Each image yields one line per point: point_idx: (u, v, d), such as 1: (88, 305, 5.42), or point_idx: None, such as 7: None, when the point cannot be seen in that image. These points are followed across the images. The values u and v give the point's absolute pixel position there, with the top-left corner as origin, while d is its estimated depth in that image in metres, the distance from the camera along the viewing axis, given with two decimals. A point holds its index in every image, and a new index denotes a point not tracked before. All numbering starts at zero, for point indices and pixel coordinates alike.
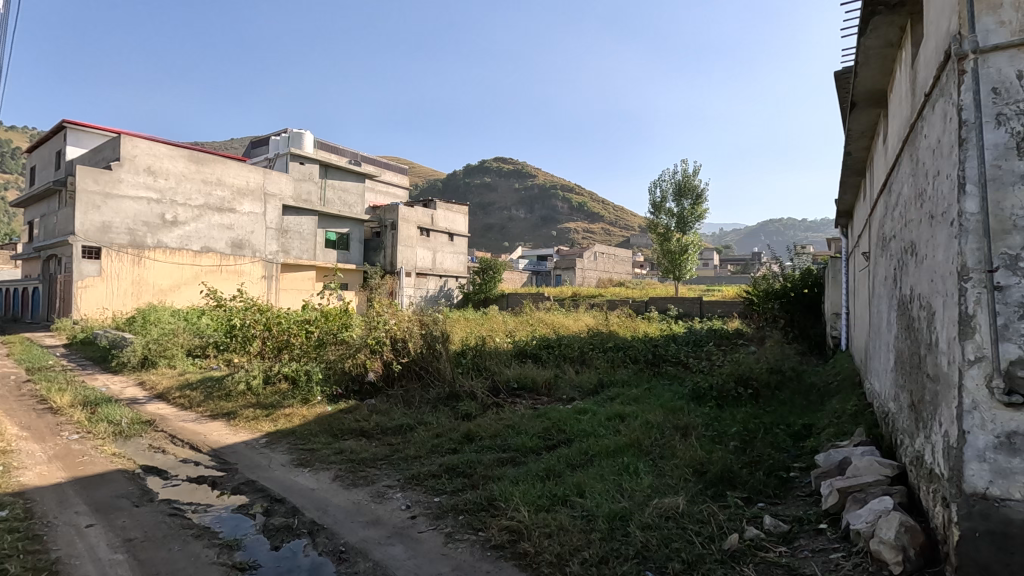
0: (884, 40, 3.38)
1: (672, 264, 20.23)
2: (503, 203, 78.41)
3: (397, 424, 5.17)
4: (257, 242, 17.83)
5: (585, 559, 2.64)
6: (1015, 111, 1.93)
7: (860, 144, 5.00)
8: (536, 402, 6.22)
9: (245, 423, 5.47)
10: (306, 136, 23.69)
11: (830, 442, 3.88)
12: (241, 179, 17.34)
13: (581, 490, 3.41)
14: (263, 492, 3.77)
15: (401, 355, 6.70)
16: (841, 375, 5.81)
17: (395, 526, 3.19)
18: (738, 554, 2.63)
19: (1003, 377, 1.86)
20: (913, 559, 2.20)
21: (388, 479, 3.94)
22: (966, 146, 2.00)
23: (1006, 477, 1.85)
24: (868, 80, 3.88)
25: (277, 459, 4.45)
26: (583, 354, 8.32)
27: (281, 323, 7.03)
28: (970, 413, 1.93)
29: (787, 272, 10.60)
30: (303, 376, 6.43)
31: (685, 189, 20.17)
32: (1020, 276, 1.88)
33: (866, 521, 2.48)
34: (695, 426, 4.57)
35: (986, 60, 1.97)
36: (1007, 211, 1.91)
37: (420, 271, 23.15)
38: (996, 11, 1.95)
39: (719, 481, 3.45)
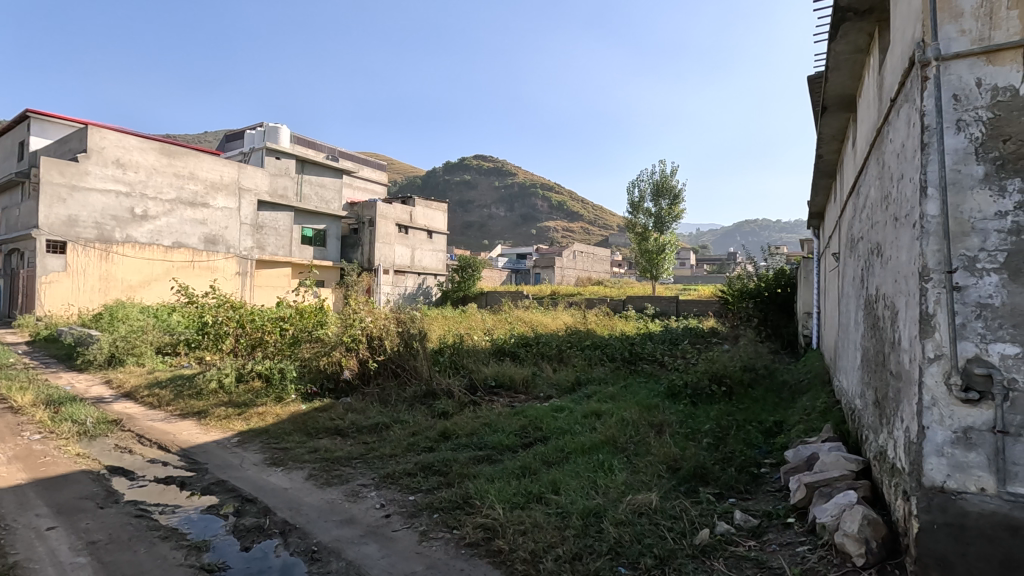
0: (853, 46, 3.46)
1: (649, 263, 20.38)
2: (483, 201, 78.36)
3: (373, 423, 5.13)
4: (231, 238, 17.48)
5: (558, 556, 2.65)
6: (974, 118, 1.99)
7: (831, 148, 5.12)
8: (514, 400, 6.24)
9: (215, 423, 5.35)
10: (283, 130, 23.35)
11: (799, 438, 3.97)
12: (214, 173, 16.99)
13: (556, 488, 3.42)
14: (234, 492, 3.70)
15: (377, 353, 6.66)
16: (811, 372, 5.97)
17: (369, 525, 3.16)
18: (709, 548, 2.67)
19: (961, 374, 1.93)
20: (875, 550, 2.26)
21: (363, 478, 3.90)
22: (928, 150, 2.06)
23: (963, 470, 1.92)
24: (839, 85, 3.98)
25: (249, 458, 4.38)
26: (561, 352, 8.35)
27: (254, 320, 6.90)
28: (929, 410, 1.99)
29: (761, 272, 10.80)
30: (277, 375, 6.34)
31: (662, 189, 20.39)
32: (977, 276, 1.95)
33: (831, 515, 2.53)
34: (670, 422, 4.64)
35: (947, 67, 2.03)
36: (965, 214, 1.97)
37: (398, 269, 22.97)
38: (958, 20, 2.01)
39: (691, 477, 3.50)
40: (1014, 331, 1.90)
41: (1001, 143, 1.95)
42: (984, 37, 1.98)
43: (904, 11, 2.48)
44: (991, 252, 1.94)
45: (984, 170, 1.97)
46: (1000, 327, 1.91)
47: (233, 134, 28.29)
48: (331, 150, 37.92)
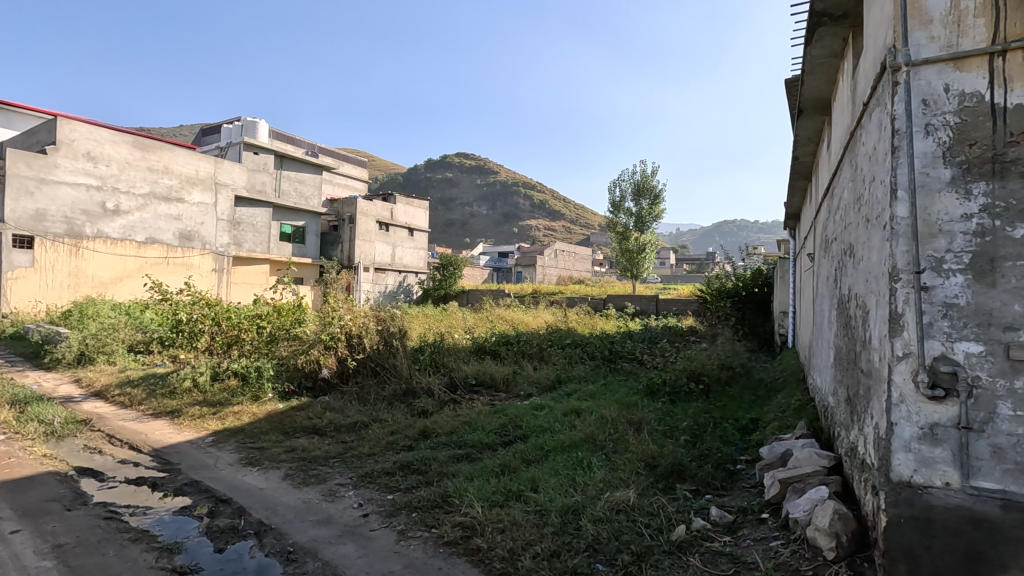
0: (828, 50, 3.53)
1: (630, 263, 20.51)
2: (465, 199, 78.16)
3: (352, 421, 5.09)
4: (207, 234, 17.12)
5: (537, 553, 2.65)
6: (942, 122, 2.04)
7: (807, 150, 5.22)
8: (494, 398, 6.23)
9: (189, 423, 5.24)
10: (261, 125, 23.05)
11: (774, 436, 4.04)
12: (190, 167, 16.64)
13: (536, 485, 3.43)
14: (208, 492, 3.64)
15: (356, 351, 6.59)
16: (786, 370, 6.07)
17: (347, 525, 3.13)
18: (685, 544, 2.70)
19: (928, 372, 1.98)
20: (845, 544, 2.30)
21: (340, 478, 3.87)
22: (898, 154, 2.11)
23: (929, 465, 1.97)
24: (814, 89, 4.05)
25: (224, 458, 4.31)
26: (541, 350, 8.37)
27: (230, 318, 6.78)
28: (897, 406, 2.04)
29: (739, 272, 10.95)
30: (254, 373, 6.26)
31: (643, 189, 20.58)
32: (944, 277, 2.00)
33: (804, 510, 2.58)
34: (648, 420, 4.69)
35: (917, 72, 2.08)
36: (933, 216, 2.03)
37: (379, 266, 22.79)
38: (927, 27, 2.06)
39: (669, 474, 3.55)
40: (977, 330, 1.96)
41: (968, 148, 2.00)
42: (951, 44, 2.03)
43: (876, 16, 2.53)
44: (957, 253, 1.99)
45: (951, 173, 2.02)
46: (965, 326, 1.97)
47: (210, 128, 27.77)
48: (310, 145, 37.44)
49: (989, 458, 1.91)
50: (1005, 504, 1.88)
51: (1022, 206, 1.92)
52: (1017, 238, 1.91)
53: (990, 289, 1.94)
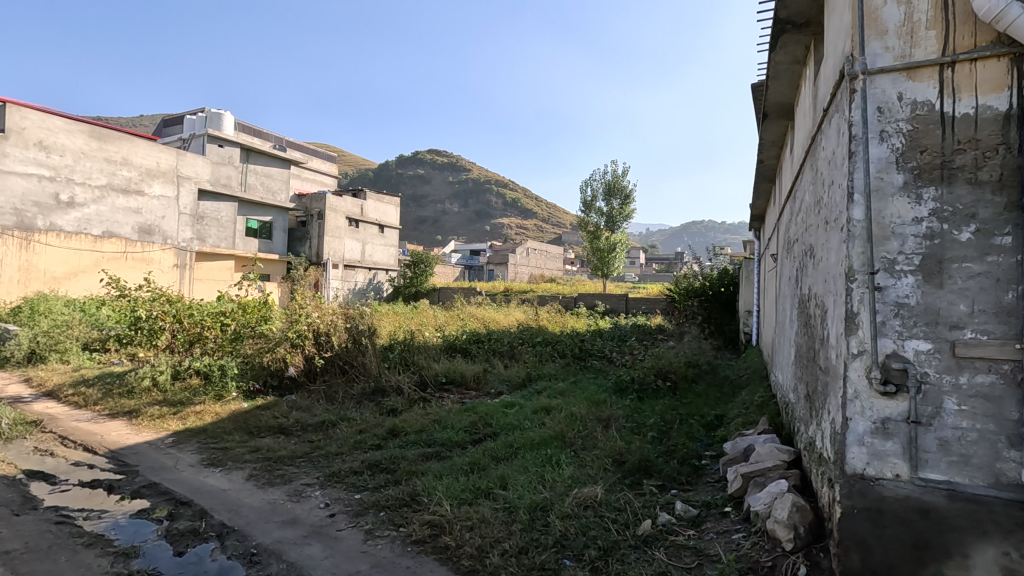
0: (791, 57, 3.63)
1: (601, 262, 20.69)
2: (437, 197, 77.58)
3: (319, 420, 5.01)
4: (168, 228, 16.56)
5: (505, 550, 2.66)
6: (895, 129, 2.13)
7: (770, 153, 5.37)
8: (464, 396, 6.23)
9: (149, 423, 5.08)
10: (226, 117, 22.45)
11: (737, 431, 4.15)
12: (150, 159, 16.09)
13: (504, 483, 3.45)
14: (167, 495, 3.53)
15: (324, 349, 6.50)
16: (750, 368, 6.25)
17: (313, 525, 3.09)
18: (651, 538, 2.76)
19: (880, 369, 2.07)
20: (802, 535, 2.38)
21: (307, 478, 3.81)
22: (855, 159, 2.19)
23: (880, 458, 2.06)
24: (778, 94, 4.16)
25: (185, 459, 4.19)
26: (513, 348, 8.40)
27: (192, 315, 6.57)
28: (852, 402, 2.13)
29: (706, 272, 11.17)
30: (217, 372, 6.10)
31: (614, 189, 20.80)
32: (896, 277, 2.09)
33: (764, 503, 2.65)
34: (617, 417, 4.76)
35: (873, 81, 2.16)
36: (887, 219, 2.11)
37: (348, 263, 22.49)
38: (883, 38, 2.15)
39: (636, 470, 3.61)
40: (926, 329, 2.05)
41: (919, 154, 2.09)
42: (905, 54, 2.12)
43: (836, 25, 2.62)
44: (908, 255, 2.08)
45: (903, 178, 2.11)
46: (914, 325, 2.06)
47: (172, 119, 26.87)
48: (278, 139, 36.65)
49: (936, 451, 2.00)
50: (950, 494, 1.98)
51: (967, 210, 2.02)
52: (961, 241, 2.02)
53: (939, 290, 2.04)
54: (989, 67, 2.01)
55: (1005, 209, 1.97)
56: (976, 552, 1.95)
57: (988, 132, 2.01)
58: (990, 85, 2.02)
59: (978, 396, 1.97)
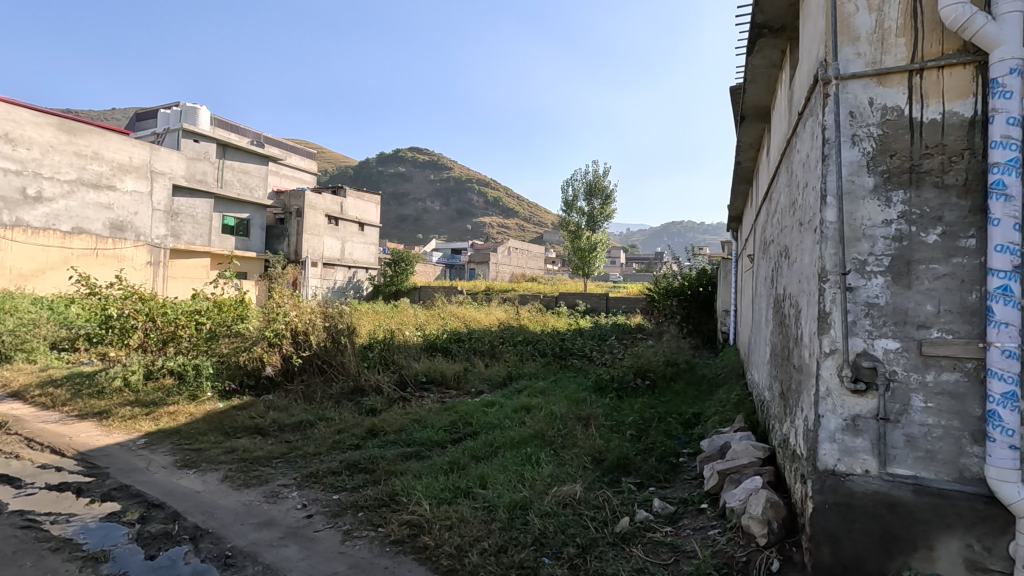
0: (767, 61, 3.69)
1: (582, 262, 20.80)
2: (418, 195, 77.11)
3: (297, 420, 4.95)
4: (141, 225, 16.17)
5: (484, 549, 2.66)
6: (866, 134, 2.18)
7: (748, 155, 5.46)
8: (445, 395, 6.21)
9: (120, 423, 4.97)
10: (202, 112, 22.02)
11: (714, 429, 4.22)
12: (123, 154, 15.69)
13: (484, 482, 3.44)
14: (139, 497, 3.45)
15: (302, 348, 6.41)
16: (728, 366, 6.34)
17: (290, 527, 3.05)
18: (629, 535, 2.78)
19: (851, 367, 2.12)
20: (775, 530, 2.43)
21: (283, 478, 3.76)
22: (828, 162, 2.23)
23: (851, 454, 2.11)
24: (755, 97, 4.24)
25: (157, 461, 4.10)
26: (493, 347, 8.40)
27: (166, 314, 6.43)
28: (824, 400, 2.17)
29: (685, 272, 11.30)
30: (192, 371, 5.99)
31: (595, 189, 20.92)
32: (866, 278, 2.14)
33: (739, 499, 2.69)
34: (596, 416, 4.79)
35: (845, 86, 2.21)
36: (858, 221, 2.16)
37: (327, 262, 22.23)
38: (854, 44, 2.20)
39: (615, 468, 3.64)
40: (895, 328, 2.10)
41: (889, 158, 2.14)
42: (876, 61, 2.18)
43: (810, 31, 2.67)
44: (878, 257, 2.13)
45: (874, 182, 2.16)
46: (884, 324, 2.11)
47: (145, 113, 26.24)
48: (256, 135, 36.06)
49: (904, 447, 2.06)
50: (917, 488, 2.04)
51: (934, 213, 2.08)
52: (929, 243, 2.08)
53: (907, 290, 2.10)
54: (955, 75, 2.08)
55: (970, 212, 2.04)
56: (940, 544, 2.02)
57: (954, 137, 2.07)
58: (957, 92, 2.08)
59: (943, 393, 2.03)
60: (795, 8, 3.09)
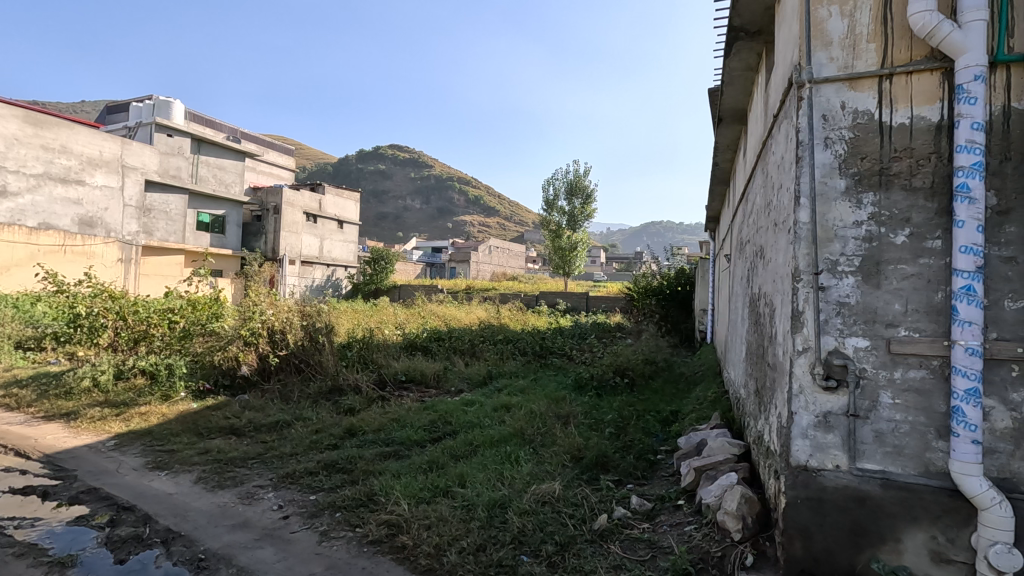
0: (744, 64, 3.75)
1: (562, 261, 20.91)
2: (398, 193, 76.51)
3: (273, 420, 4.88)
4: (112, 221, 15.73)
5: (462, 548, 2.66)
6: (838, 137, 2.23)
7: (725, 157, 5.54)
8: (424, 394, 6.17)
9: (88, 425, 4.83)
10: (176, 106, 21.56)
11: (691, 426, 4.27)
12: (92, 148, 15.26)
13: (463, 481, 3.44)
14: (109, 500, 3.37)
15: (278, 347, 6.30)
16: (705, 365, 6.43)
17: (265, 528, 3.00)
18: (607, 532, 2.81)
19: (823, 365, 2.17)
20: (750, 525, 2.46)
21: (259, 479, 3.71)
22: (801, 164, 2.28)
23: (822, 450, 2.16)
24: (733, 100, 4.30)
25: (128, 463, 4.00)
26: (474, 346, 8.38)
27: (137, 312, 6.27)
28: (797, 397, 2.22)
29: (664, 272, 11.43)
30: (164, 371, 5.86)
31: (575, 189, 21.02)
32: (838, 278, 2.19)
33: (715, 495, 2.74)
34: (576, 414, 4.82)
35: (818, 89, 2.25)
36: (830, 222, 2.21)
37: (305, 259, 21.94)
38: (828, 48, 2.25)
39: (594, 465, 3.67)
40: (864, 326, 2.15)
41: (859, 161, 2.20)
42: (848, 65, 2.22)
43: (785, 35, 2.72)
44: (849, 257, 2.18)
45: (845, 184, 2.21)
46: (854, 323, 2.16)
47: (116, 106, 25.58)
48: (232, 130, 35.45)
49: (873, 442, 2.12)
50: (885, 483, 2.09)
51: (902, 215, 2.14)
52: (897, 243, 2.13)
53: (876, 290, 2.15)
54: (923, 80, 2.14)
55: (936, 214, 2.10)
56: (907, 537, 2.07)
57: (922, 141, 2.13)
58: (925, 97, 2.14)
59: (910, 389, 2.09)
60: (771, 11, 3.14)
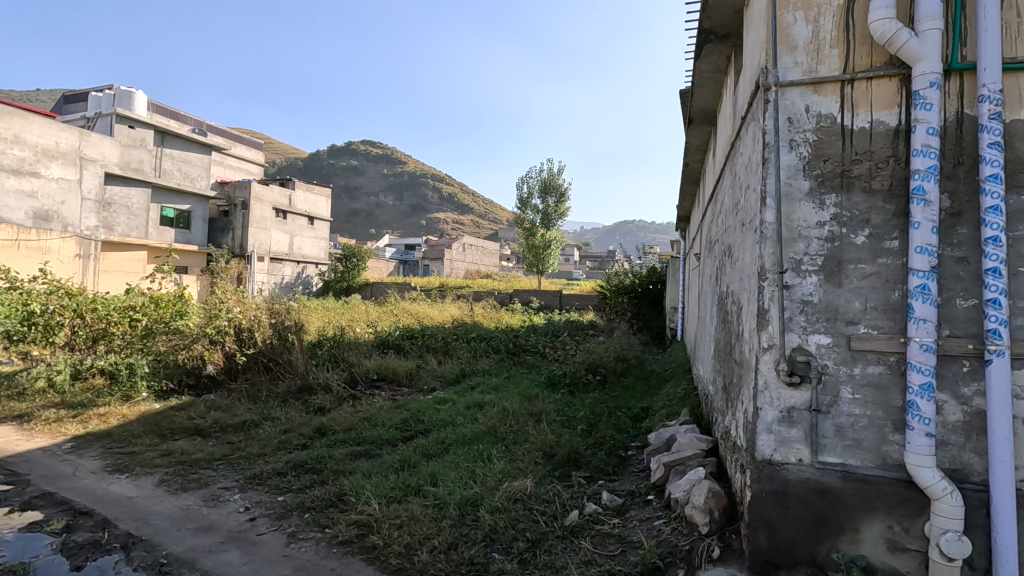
0: (714, 66, 3.81)
1: (536, 259, 20.97)
2: (371, 189, 75.55)
3: (240, 420, 4.77)
4: (69, 215, 15.10)
5: (433, 547, 2.64)
6: (803, 139, 2.29)
7: (696, 157, 5.63)
8: (396, 393, 6.10)
9: (43, 426, 4.64)
10: (138, 97, 20.86)
11: (661, 422, 4.33)
12: (48, 138, 14.61)
13: (435, 480, 3.42)
14: (65, 505, 3.24)
15: (246, 345, 6.15)
16: (675, 362, 6.54)
17: (231, 531, 2.94)
18: (577, 528, 2.83)
19: (787, 361, 2.23)
20: (716, 519, 2.52)
21: (225, 481, 3.62)
22: (768, 165, 2.33)
23: (786, 444, 2.22)
24: (703, 101, 4.37)
25: (86, 466, 3.86)
26: (447, 344, 8.32)
27: (96, 310, 6.06)
28: (762, 392, 2.27)
29: (636, 270, 11.56)
30: (125, 370, 5.68)
31: (550, 187, 21.04)
32: (801, 277, 2.25)
33: (683, 490, 2.79)
34: (548, 411, 4.85)
35: (784, 93, 2.31)
36: (795, 223, 2.27)
37: (274, 256, 21.48)
38: (793, 53, 2.30)
39: (565, 462, 3.69)
40: (826, 324, 2.22)
41: (823, 163, 2.26)
42: (812, 70, 2.29)
43: (752, 39, 2.78)
44: (812, 257, 2.24)
45: (809, 185, 2.27)
46: (817, 321, 2.23)
47: (74, 96, 24.60)
48: (198, 123, 34.45)
49: (834, 436, 2.18)
50: (845, 475, 2.16)
51: (862, 216, 2.21)
52: (858, 244, 2.20)
53: (837, 288, 2.22)
54: (883, 86, 2.21)
55: (894, 216, 2.17)
56: (865, 527, 2.15)
57: (881, 145, 2.20)
58: (884, 102, 2.21)
59: (869, 385, 2.16)
60: (740, 15, 3.21)
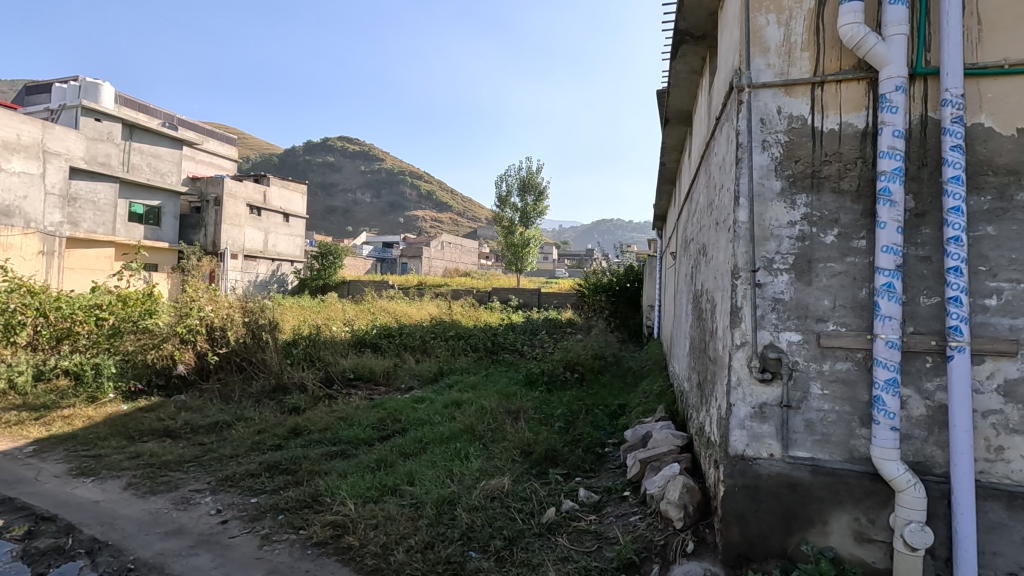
0: (689, 67, 3.86)
1: (515, 257, 21.00)
2: (348, 186, 74.62)
3: (213, 421, 4.67)
4: (31, 210, 14.32)
5: (411, 547, 2.63)
6: (774, 140, 2.33)
7: (672, 157, 5.69)
8: (373, 392, 6.04)
9: (4, 429, 4.48)
10: (104, 90, 20.29)
11: (638, 419, 4.38)
12: (8, 130, 13.70)
13: (412, 479, 3.40)
14: (26, 510, 3.13)
15: (218, 345, 6.03)
16: (651, 359, 6.61)
17: (201, 534, 2.87)
18: (554, 526, 2.85)
19: (759, 358, 2.27)
20: (690, 513, 2.55)
21: (196, 483, 3.54)
22: (741, 165, 2.37)
23: (758, 439, 2.27)
24: (679, 101, 4.42)
25: (49, 470, 3.73)
26: (425, 343, 8.27)
27: (60, 309, 5.87)
28: (736, 388, 2.31)
29: (614, 269, 11.65)
30: (90, 371, 5.52)
31: (528, 185, 21.07)
32: (773, 275, 2.30)
33: (658, 486, 2.82)
34: (526, 409, 4.86)
35: (757, 94, 2.35)
36: (767, 222, 2.31)
37: (248, 253, 21.06)
38: (765, 55, 2.34)
39: (543, 460, 3.70)
40: (796, 322, 2.27)
41: (793, 164, 2.30)
42: (784, 72, 2.33)
43: (726, 40, 2.82)
44: (784, 255, 2.29)
45: (780, 185, 2.32)
46: (787, 319, 2.27)
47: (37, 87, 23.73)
48: (167, 117, 33.53)
49: (804, 431, 2.23)
50: (814, 469, 2.21)
51: (831, 216, 2.26)
52: (827, 243, 2.25)
53: (808, 286, 2.26)
54: (851, 89, 2.27)
55: (862, 216, 2.23)
56: (833, 519, 2.20)
57: (849, 146, 2.26)
58: (852, 105, 2.27)
59: (837, 380, 2.21)
60: (714, 17, 3.25)
